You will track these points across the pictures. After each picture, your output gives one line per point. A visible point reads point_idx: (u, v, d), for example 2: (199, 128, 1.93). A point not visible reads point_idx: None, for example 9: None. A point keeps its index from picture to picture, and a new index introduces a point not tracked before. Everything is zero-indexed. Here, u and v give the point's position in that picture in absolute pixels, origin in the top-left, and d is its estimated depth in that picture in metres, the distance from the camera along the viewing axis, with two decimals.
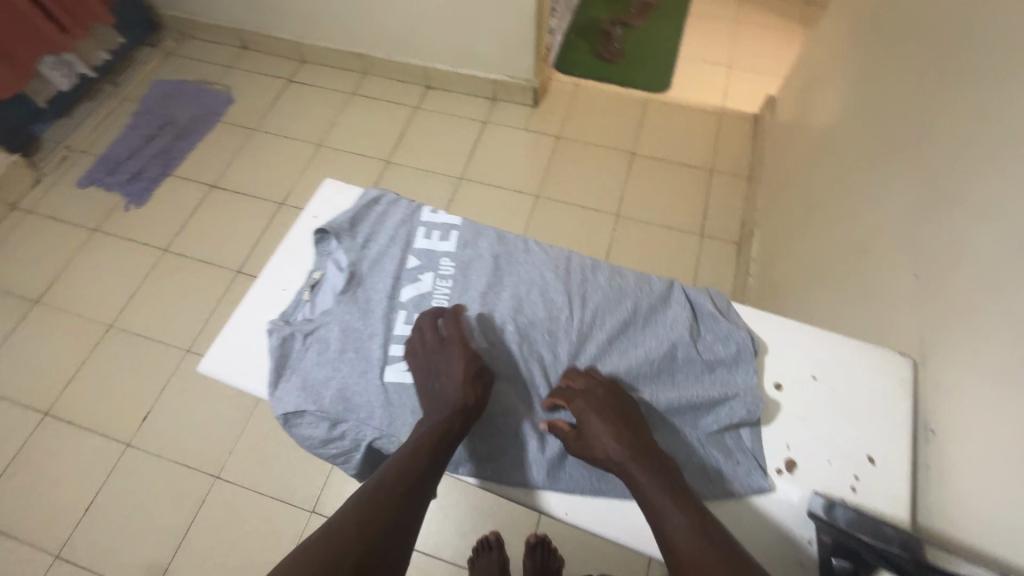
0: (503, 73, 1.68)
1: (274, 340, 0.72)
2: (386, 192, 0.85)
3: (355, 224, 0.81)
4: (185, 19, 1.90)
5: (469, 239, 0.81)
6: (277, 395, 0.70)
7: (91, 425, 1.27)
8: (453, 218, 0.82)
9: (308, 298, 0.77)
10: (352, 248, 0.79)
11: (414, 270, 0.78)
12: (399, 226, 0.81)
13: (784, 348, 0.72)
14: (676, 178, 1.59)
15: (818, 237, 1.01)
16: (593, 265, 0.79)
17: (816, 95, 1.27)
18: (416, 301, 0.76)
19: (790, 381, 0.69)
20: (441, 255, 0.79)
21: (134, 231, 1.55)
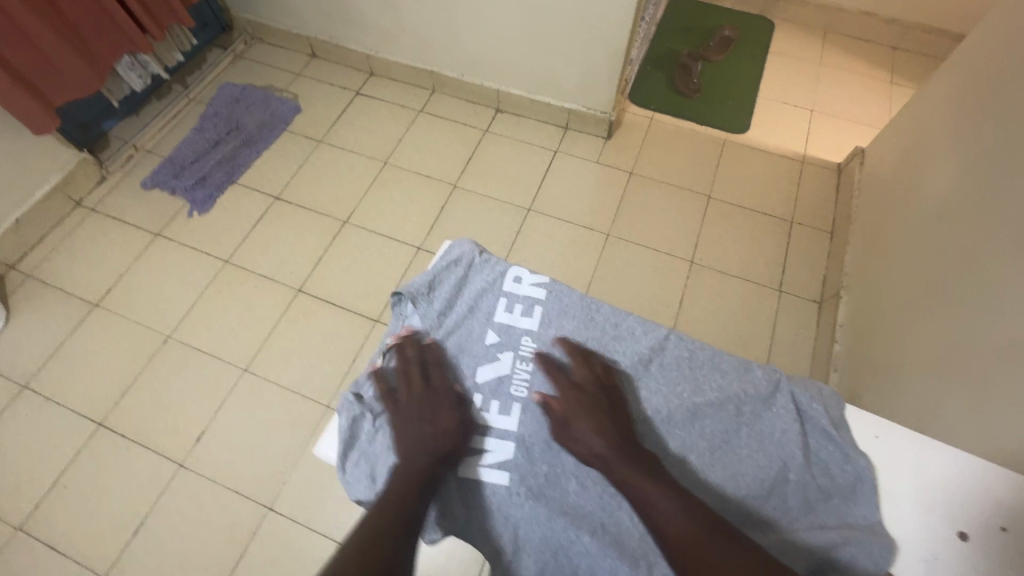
0: (579, 103, 1.63)
1: (344, 419, 0.73)
2: (467, 250, 0.85)
3: (432, 287, 0.81)
4: (257, 23, 1.88)
5: (552, 318, 0.80)
6: (347, 479, 0.71)
7: (145, 440, 1.25)
8: (537, 292, 0.81)
9: (379, 366, 0.78)
10: (429, 313, 0.79)
11: (492, 347, 0.78)
12: (478, 294, 0.81)
13: (954, 482, 0.64)
14: (754, 226, 1.52)
15: (938, 324, 0.93)
16: (693, 359, 0.77)
17: (925, 158, 1.20)
18: (495, 385, 0.76)
19: (971, 531, 0.61)
20: (522, 333, 0.79)
21: (197, 239, 1.53)
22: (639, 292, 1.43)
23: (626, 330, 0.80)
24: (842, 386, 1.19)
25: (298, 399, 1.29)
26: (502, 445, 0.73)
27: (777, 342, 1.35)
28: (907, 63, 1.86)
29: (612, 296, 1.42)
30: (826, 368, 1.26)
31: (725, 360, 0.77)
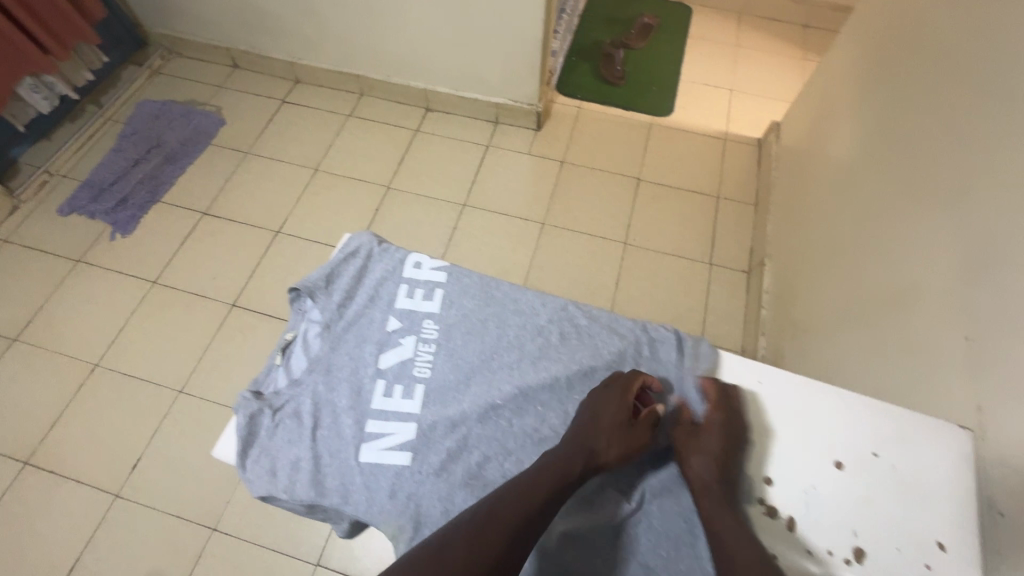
0: (505, 97, 1.64)
1: (240, 417, 0.56)
2: (365, 238, 0.67)
3: (332, 280, 0.64)
4: (173, 37, 1.83)
5: (455, 299, 0.64)
6: (246, 477, 0.55)
7: (77, 474, 1.20)
8: (439, 274, 0.65)
9: (280, 362, 0.61)
10: (327, 307, 0.62)
11: (393, 334, 0.61)
12: (379, 284, 0.64)
13: (836, 415, 0.57)
14: (683, 204, 1.57)
15: (843, 279, 0.98)
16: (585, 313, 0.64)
17: (829, 126, 1.26)
18: (397, 369, 0.59)
19: (853, 460, 0.55)
20: (425, 317, 0.62)
21: (122, 262, 1.47)
22: (577, 276, 1.46)
23: (527, 304, 0.64)
24: (769, 348, 1.24)
25: None
26: (403, 427, 0.56)
27: (710, 313, 1.40)
28: (817, 39, 1.95)
29: (550, 282, 1.44)
30: (756, 333, 1.31)
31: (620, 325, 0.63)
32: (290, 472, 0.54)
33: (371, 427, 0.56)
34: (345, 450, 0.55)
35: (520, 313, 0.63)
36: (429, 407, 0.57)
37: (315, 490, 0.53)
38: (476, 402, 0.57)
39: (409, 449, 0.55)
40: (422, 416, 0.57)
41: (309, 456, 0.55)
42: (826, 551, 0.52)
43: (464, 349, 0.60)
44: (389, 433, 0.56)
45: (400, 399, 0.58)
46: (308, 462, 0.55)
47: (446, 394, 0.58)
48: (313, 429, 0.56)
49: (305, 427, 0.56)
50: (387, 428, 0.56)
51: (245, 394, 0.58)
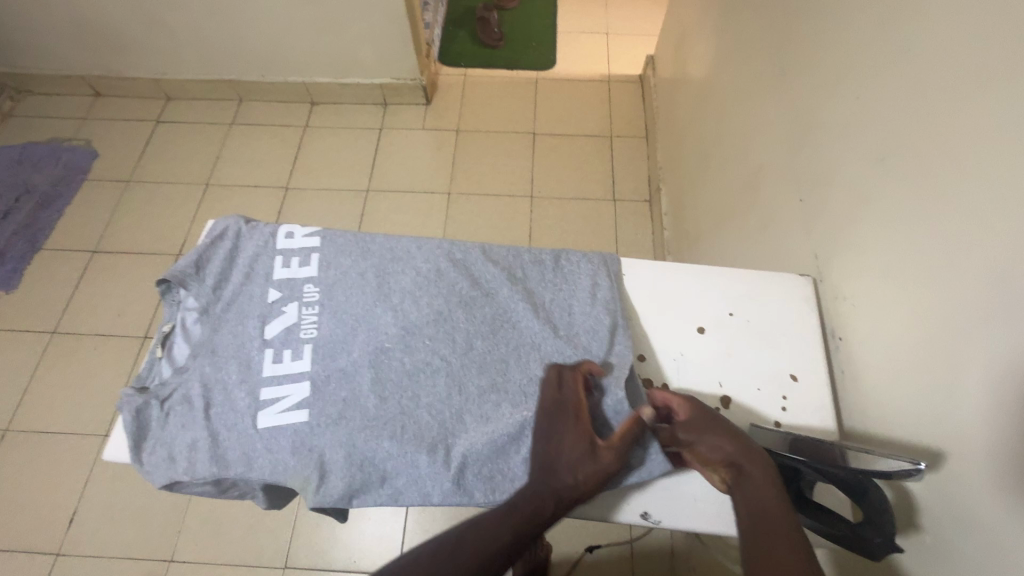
0: (387, 76, 1.63)
1: (125, 414, 0.55)
2: (231, 220, 0.65)
3: (202, 266, 0.62)
4: (17, 74, 1.69)
5: (334, 259, 0.63)
6: (144, 470, 0.54)
7: (9, 544, 1.13)
8: (313, 238, 0.64)
9: (162, 355, 0.60)
10: (202, 292, 0.61)
11: (276, 305, 0.61)
12: (251, 261, 0.63)
13: (692, 291, 0.64)
14: (580, 150, 1.62)
15: (716, 182, 1.06)
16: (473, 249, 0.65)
17: (688, 48, 1.33)
18: (283, 335, 0.59)
19: (711, 324, 0.62)
20: (305, 282, 0.62)
21: (12, 320, 1.38)
22: (491, 237, 1.48)
23: (404, 251, 0.64)
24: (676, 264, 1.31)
25: None
26: (296, 388, 0.57)
27: (622, 246, 1.46)
28: None
29: None
30: (664, 254, 1.38)
31: (498, 254, 0.65)
32: (188, 454, 0.54)
33: (266, 394, 0.56)
34: (242, 421, 0.55)
35: (397, 261, 0.64)
36: (320, 365, 0.58)
37: (216, 465, 0.53)
38: (366, 351, 0.58)
39: (307, 407, 0.56)
40: (314, 373, 0.58)
41: (205, 435, 0.55)
42: None
43: (346, 303, 0.61)
44: (283, 396, 0.56)
45: (290, 363, 0.58)
46: (204, 441, 0.54)
47: (336, 349, 0.59)
48: (206, 409, 0.56)
49: (197, 407, 0.56)
50: (281, 392, 0.56)
51: (128, 390, 0.56)
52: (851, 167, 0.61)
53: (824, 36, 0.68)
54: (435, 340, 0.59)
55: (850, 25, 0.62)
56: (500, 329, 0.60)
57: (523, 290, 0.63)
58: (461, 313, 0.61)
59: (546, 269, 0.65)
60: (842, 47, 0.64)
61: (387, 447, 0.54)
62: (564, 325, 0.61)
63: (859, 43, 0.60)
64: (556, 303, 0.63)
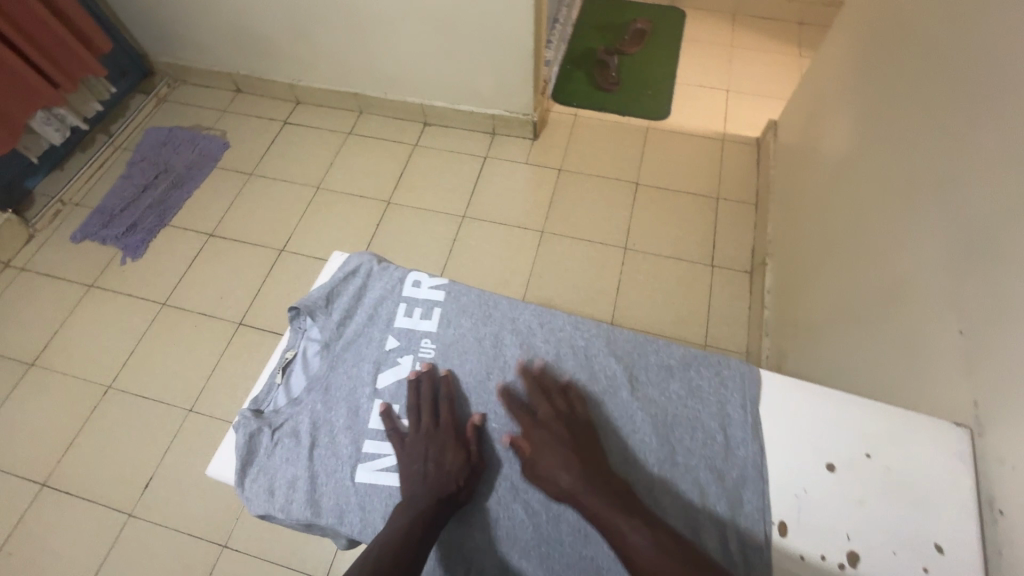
0: (501, 108, 1.66)
1: (240, 436, 0.61)
2: (365, 257, 0.71)
3: (332, 299, 0.68)
4: (177, 65, 1.89)
5: (455, 317, 0.68)
6: (245, 496, 0.59)
7: (92, 496, 1.23)
8: (437, 292, 0.69)
9: (281, 381, 0.66)
10: (327, 325, 0.67)
11: (392, 354, 0.66)
12: (377, 303, 0.68)
13: (827, 418, 0.59)
14: (682, 207, 1.57)
15: (840, 275, 0.97)
16: (584, 325, 0.67)
17: (823, 123, 1.25)
18: (393, 390, 0.64)
19: (842, 462, 0.57)
20: (423, 336, 0.67)
21: (132, 285, 1.51)
22: (578, 282, 1.46)
23: (526, 323, 0.67)
24: (773, 349, 1.22)
25: None
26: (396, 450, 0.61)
27: (713, 316, 1.39)
28: (814, 36, 1.94)
29: (550, 290, 1.45)
30: (761, 334, 1.29)
31: (619, 345, 0.66)
32: (287, 492, 0.59)
33: (368, 448, 0.61)
34: (341, 472, 0.60)
35: (519, 333, 0.67)
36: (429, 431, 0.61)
37: (312, 510, 0.58)
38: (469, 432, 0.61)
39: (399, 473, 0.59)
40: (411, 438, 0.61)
41: (305, 477, 0.60)
42: (820, 557, 0.53)
43: (458, 371, 0.65)
44: (386, 454, 0.60)
45: (396, 421, 0.62)
46: (305, 482, 0.59)
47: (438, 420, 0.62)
48: (310, 450, 0.61)
49: (303, 447, 0.61)
50: (384, 450, 0.61)
51: (246, 414, 0.63)
52: None
53: (1014, 154, 0.60)
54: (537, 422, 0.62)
55: None
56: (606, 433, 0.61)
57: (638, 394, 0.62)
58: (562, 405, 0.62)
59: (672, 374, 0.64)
60: None
61: (478, 537, 0.58)
62: (683, 449, 0.59)
63: None
64: (681, 415, 0.61)
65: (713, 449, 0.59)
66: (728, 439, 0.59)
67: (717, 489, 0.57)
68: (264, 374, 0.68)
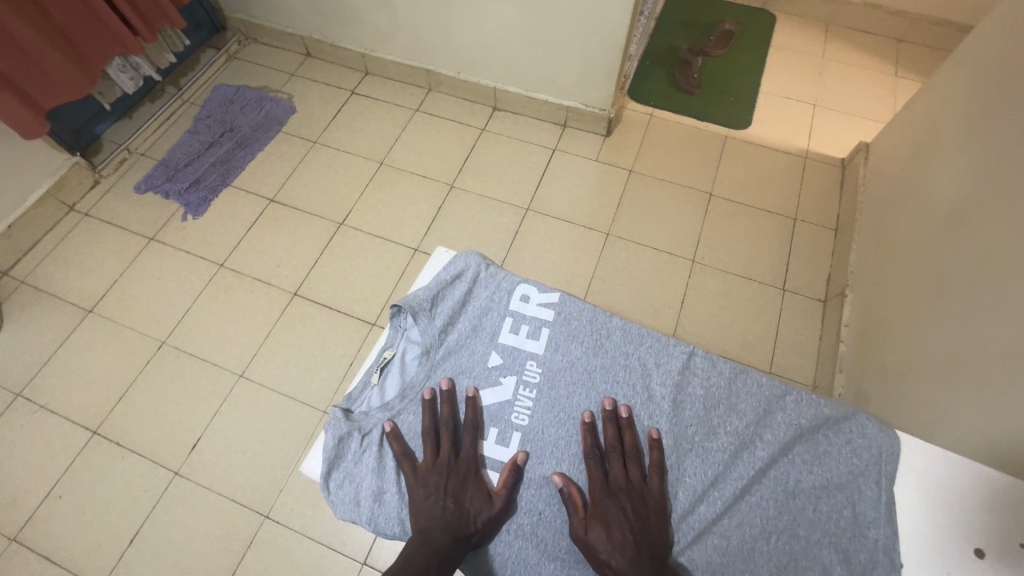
0: (578, 100, 1.60)
1: (331, 439, 0.67)
2: (473, 263, 0.76)
3: (435, 303, 0.73)
4: (251, 23, 1.86)
5: (562, 342, 0.72)
6: (331, 499, 0.66)
7: (140, 450, 1.24)
8: (545, 314, 0.73)
9: (376, 381, 0.73)
10: (429, 330, 0.72)
11: (494, 370, 0.71)
12: (481, 315, 0.74)
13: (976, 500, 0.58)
14: (757, 224, 1.50)
15: (950, 326, 0.91)
16: (701, 370, 0.70)
17: (933, 154, 1.16)
18: (495, 412, 0.69)
19: (995, 549, 0.56)
20: (528, 358, 0.71)
21: (192, 243, 1.51)
22: (641, 292, 1.41)
23: (643, 361, 0.71)
24: (848, 388, 1.16)
25: (294, 405, 1.27)
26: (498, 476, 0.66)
27: (781, 344, 1.33)
28: (912, 55, 1.82)
29: (611, 296, 1.40)
30: (833, 370, 1.23)
31: (745, 400, 0.68)
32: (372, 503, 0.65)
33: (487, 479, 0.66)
34: None
35: (633, 370, 0.70)
36: (527, 454, 0.67)
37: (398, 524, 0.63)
38: (578, 465, 0.66)
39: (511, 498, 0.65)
40: (523, 467, 0.66)
41: (393, 490, 0.65)
42: None
43: (565, 401, 0.69)
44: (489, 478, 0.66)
45: (497, 444, 0.68)
46: (393, 494, 0.65)
47: (544, 449, 0.67)
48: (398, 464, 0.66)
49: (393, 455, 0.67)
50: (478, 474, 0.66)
51: (337, 414, 0.69)
52: None
53: None
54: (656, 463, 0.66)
55: None
56: (728, 491, 0.64)
57: (760, 456, 0.65)
58: (675, 454, 0.66)
59: (802, 436, 0.66)
60: None
61: None
62: (806, 521, 0.62)
63: None
64: (807, 483, 0.63)
65: (840, 524, 0.61)
66: (856, 516, 0.61)
67: (842, 570, 0.59)
68: (361, 372, 0.74)
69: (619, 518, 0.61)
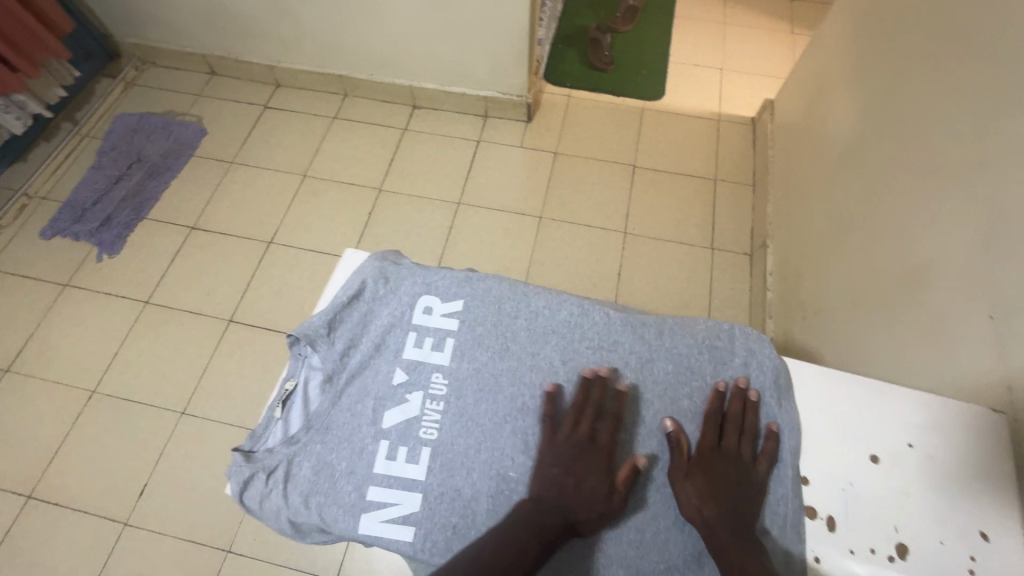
0: (494, 90, 1.61)
1: (234, 486, 0.57)
2: (370, 274, 0.66)
3: (334, 325, 0.63)
4: (146, 46, 1.77)
5: (469, 348, 0.63)
6: (259, 517, 0.57)
7: (83, 506, 1.17)
8: (450, 322, 0.64)
9: (280, 416, 0.62)
10: (329, 355, 0.62)
11: (400, 388, 0.61)
12: (386, 330, 0.64)
13: (866, 404, 0.60)
14: (681, 189, 1.56)
15: (852, 258, 0.97)
16: (610, 353, 0.64)
17: (827, 101, 1.24)
18: (402, 429, 0.59)
19: (888, 451, 0.58)
20: (434, 370, 0.62)
21: (111, 283, 1.43)
22: (579, 268, 1.44)
23: (549, 359, 0.63)
24: (778, 332, 1.23)
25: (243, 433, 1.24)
26: (408, 497, 0.56)
27: (715, 300, 1.39)
28: (804, 12, 1.92)
29: (551, 277, 1.43)
30: (764, 318, 1.30)
31: (652, 389, 0.62)
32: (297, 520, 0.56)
33: (374, 496, 0.56)
34: (344, 520, 0.55)
35: (538, 371, 0.62)
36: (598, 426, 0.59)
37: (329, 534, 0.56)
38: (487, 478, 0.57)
39: (413, 525, 0.55)
40: (428, 485, 0.57)
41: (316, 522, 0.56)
42: (870, 548, 0.54)
43: (473, 409, 0.60)
44: (392, 504, 0.56)
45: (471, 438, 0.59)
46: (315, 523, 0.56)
47: (454, 461, 0.58)
48: (308, 497, 0.56)
49: (302, 489, 0.57)
50: (389, 498, 0.56)
51: (237, 458, 0.58)
52: None
53: None
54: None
55: None
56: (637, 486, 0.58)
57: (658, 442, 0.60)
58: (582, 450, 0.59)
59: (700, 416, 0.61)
60: None
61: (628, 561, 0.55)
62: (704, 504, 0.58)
63: None
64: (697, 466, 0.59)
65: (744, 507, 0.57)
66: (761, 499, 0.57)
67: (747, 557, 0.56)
68: (267, 405, 0.63)
69: (699, 483, 0.56)
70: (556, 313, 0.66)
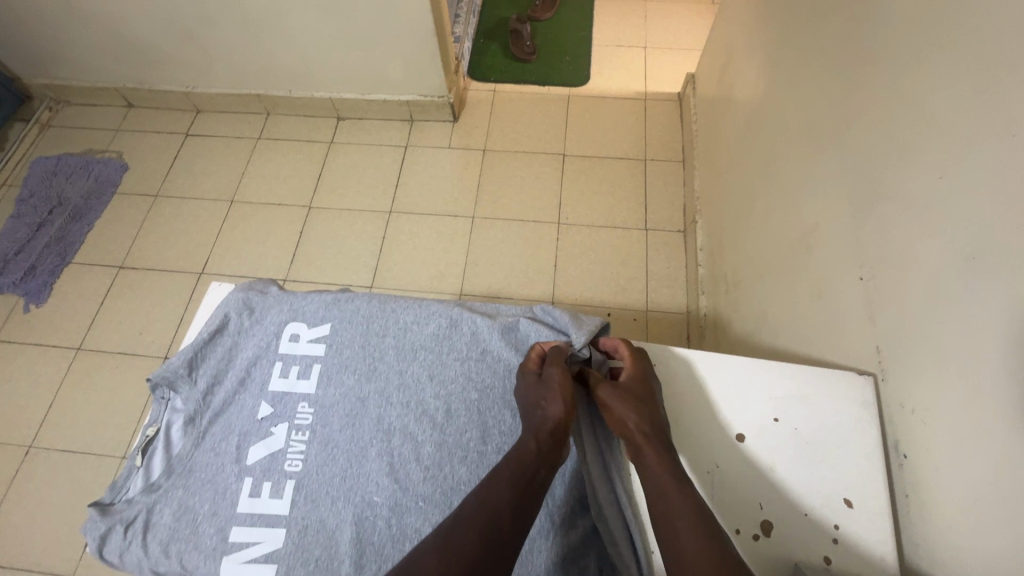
0: (414, 93, 1.58)
1: (91, 539, 0.58)
2: (233, 308, 0.67)
3: (195, 365, 0.65)
4: (56, 86, 1.72)
5: (335, 374, 0.65)
6: (123, 566, 0.59)
7: (27, 564, 1.15)
8: (315, 348, 0.66)
9: (140, 464, 0.62)
10: (191, 396, 0.64)
11: (266, 422, 0.63)
12: (251, 364, 0.65)
13: (738, 389, 0.64)
14: (611, 173, 1.55)
15: (757, 227, 0.97)
16: (476, 362, 0.65)
17: (733, 70, 1.23)
18: (266, 464, 0.61)
19: (755, 430, 0.62)
20: (300, 400, 0.64)
21: (40, 334, 1.40)
22: (515, 264, 1.43)
23: (415, 376, 0.64)
24: (710, 306, 1.23)
25: None
26: (270, 534, 0.58)
27: (652, 280, 1.39)
28: None
29: (487, 276, 1.41)
30: (698, 293, 1.30)
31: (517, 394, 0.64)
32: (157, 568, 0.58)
33: (236, 536, 0.58)
34: (206, 564, 0.57)
35: (404, 389, 0.64)
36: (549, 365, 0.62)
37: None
38: (348, 507, 0.58)
39: (275, 562, 0.57)
40: (291, 519, 0.58)
41: (176, 567, 0.57)
42: (736, 529, 0.57)
43: (339, 435, 0.62)
44: (255, 543, 0.57)
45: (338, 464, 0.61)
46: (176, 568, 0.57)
47: (319, 492, 0.59)
48: (168, 544, 0.58)
49: (160, 538, 0.58)
50: (252, 537, 0.58)
51: (91, 513, 0.59)
52: (926, 258, 0.53)
53: (900, 94, 0.59)
54: (432, 477, 0.59)
55: (931, 91, 0.54)
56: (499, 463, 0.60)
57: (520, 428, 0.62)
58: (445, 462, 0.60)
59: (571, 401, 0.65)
60: (918, 121, 0.56)
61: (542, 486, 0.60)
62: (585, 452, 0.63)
63: (938, 112, 0.53)
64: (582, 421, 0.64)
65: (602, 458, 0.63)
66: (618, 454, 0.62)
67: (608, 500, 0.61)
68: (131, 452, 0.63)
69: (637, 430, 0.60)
70: (425, 327, 0.67)
